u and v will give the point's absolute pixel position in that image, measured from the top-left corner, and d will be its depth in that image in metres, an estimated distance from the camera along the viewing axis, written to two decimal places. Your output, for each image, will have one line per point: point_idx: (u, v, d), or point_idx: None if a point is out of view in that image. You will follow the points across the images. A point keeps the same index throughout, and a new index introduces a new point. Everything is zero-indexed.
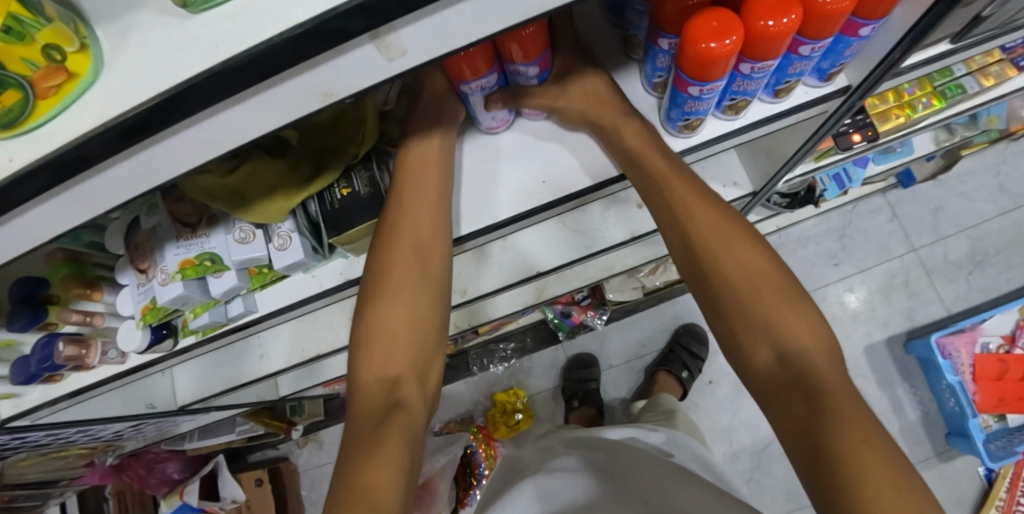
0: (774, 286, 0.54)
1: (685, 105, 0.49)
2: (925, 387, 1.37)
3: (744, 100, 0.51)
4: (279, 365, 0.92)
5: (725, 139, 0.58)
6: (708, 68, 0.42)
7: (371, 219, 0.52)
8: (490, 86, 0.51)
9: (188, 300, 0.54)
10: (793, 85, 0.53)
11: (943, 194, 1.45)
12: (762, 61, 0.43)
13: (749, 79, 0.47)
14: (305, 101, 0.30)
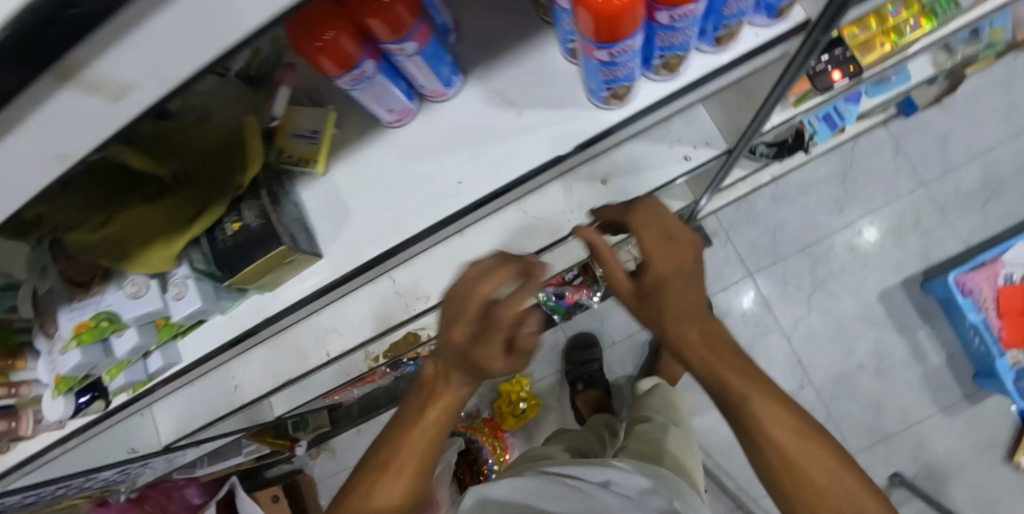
0: (779, 403, 0.53)
1: (601, 75, 0.39)
2: (948, 329, 1.30)
3: (674, 56, 0.43)
4: (254, 394, 0.88)
5: (667, 104, 0.49)
6: (618, 22, 0.33)
7: (263, 254, 0.43)
8: (374, 75, 0.40)
9: (95, 365, 0.50)
10: (734, 30, 0.44)
11: (950, 119, 1.34)
12: (680, 6, 0.35)
13: (672, 31, 0.38)
14: (64, 155, 0.24)
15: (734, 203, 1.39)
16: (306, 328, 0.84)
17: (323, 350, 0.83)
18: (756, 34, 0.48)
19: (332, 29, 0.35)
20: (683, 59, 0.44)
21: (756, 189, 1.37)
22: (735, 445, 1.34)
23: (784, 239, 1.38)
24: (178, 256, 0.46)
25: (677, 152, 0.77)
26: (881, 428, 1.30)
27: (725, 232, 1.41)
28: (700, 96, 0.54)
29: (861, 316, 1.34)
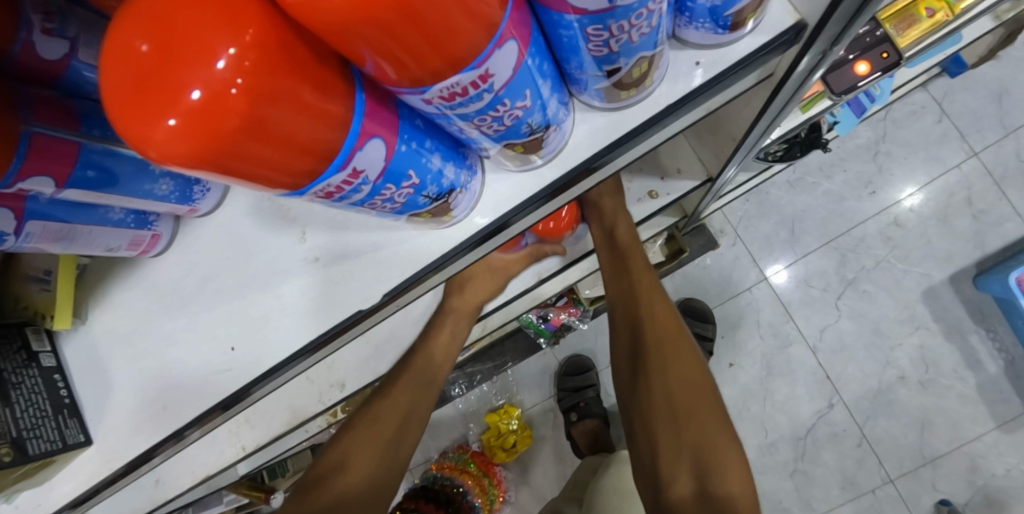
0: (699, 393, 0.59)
1: (360, 205, 0.23)
2: (1007, 330, 1.08)
3: (523, 141, 0.24)
4: (172, 492, 0.76)
5: (565, 194, 0.33)
6: (250, 163, 0.16)
7: None
8: (18, 228, 0.28)
9: None
10: (633, 73, 0.25)
11: (1010, 70, 1.08)
12: (436, 83, 0.16)
13: (466, 119, 0.20)
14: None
15: (743, 194, 1.19)
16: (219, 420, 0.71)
17: (238, 444, 0.70)
18: (696, 62, 0.29)
19: None
20: (545, 138, 0.25)
21: (769, 177, 1.15)
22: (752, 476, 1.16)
23: (803, 232, 1.17)
24: None
25: (637, 184, 0.63)
26: (927, 449, 1.09)
27: (733, 228, 1.21)
28: (625, 161, 0.34)
29: (900, 319, 1.12)
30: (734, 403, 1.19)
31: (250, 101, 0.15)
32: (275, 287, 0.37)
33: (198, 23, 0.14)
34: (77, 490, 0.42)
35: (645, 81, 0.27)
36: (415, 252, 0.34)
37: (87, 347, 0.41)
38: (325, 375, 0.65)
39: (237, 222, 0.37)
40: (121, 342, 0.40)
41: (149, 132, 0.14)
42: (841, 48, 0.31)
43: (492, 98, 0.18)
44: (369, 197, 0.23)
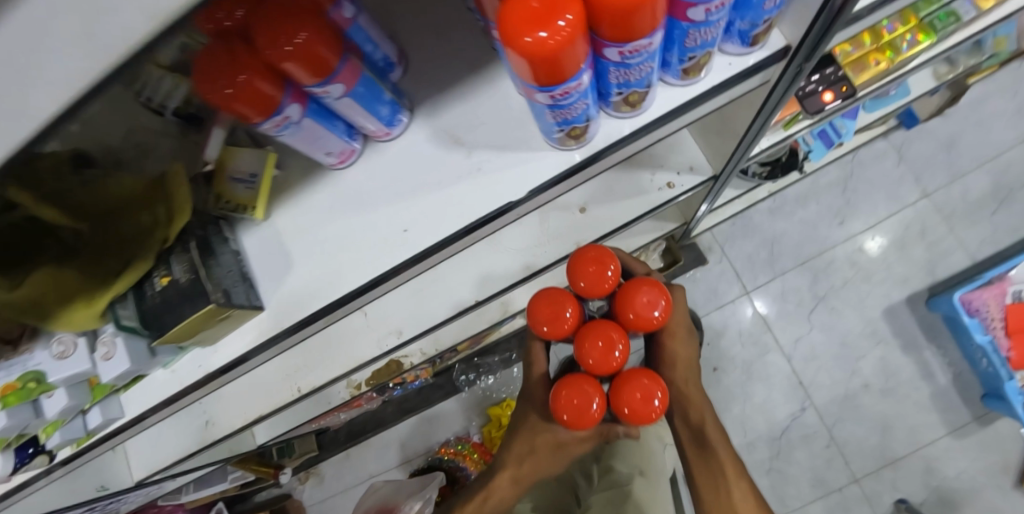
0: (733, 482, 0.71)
1: (547, 116, 0.36)
2: (955, 347, 1.23)
3: (636, 92, 0.38)
4: (223, 431, 0.85)
5: (634, 146, 0.45)
6: (551, 68, 0.29)
7: (193, 311, 0.40)
8: (300, 119, 0.37)
9: (23, 426, 0.46)
10: (704, 61, 0.40)
11: (955, 126, 1.28)
12: (631, 42, 0.31)
13: (625, 67, 0.34)
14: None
15: (730, 218, 1.35)
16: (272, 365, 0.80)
17: (294, 386, 0.78)
18: (728, 63, 0.44)
19: (245, 73, 0.31)
20: (647, 94, 0.40)
21: (752, 205, 1.32)
22: None
23: (781, 253, 1.33)
24: (104, 312, 0.42)
25: (659, 178, 0.72)
26: (887, 451, 1.22)
27: (720, 248, 1.36)
28: (672, 131, 0.49)
29: (864, 334, 1.27)
30: (719, 404, 1.31)
31: (570, 38, 0.27)
32: (443, 188, 0.44)
33: None
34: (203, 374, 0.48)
35: (702, 69, 0.42)
36: (556, 165, 0.43)
37: (268, 235, 0.47)
38: (383, 325, 0.77)
39: (416, 144, 0.45)
40: (296, 235, 0.46)
41: (524, 38, 0.27)
42: (810, 69, 0.47)
43: (648, 53, 0.33)
44: (564, 109, 0.35)
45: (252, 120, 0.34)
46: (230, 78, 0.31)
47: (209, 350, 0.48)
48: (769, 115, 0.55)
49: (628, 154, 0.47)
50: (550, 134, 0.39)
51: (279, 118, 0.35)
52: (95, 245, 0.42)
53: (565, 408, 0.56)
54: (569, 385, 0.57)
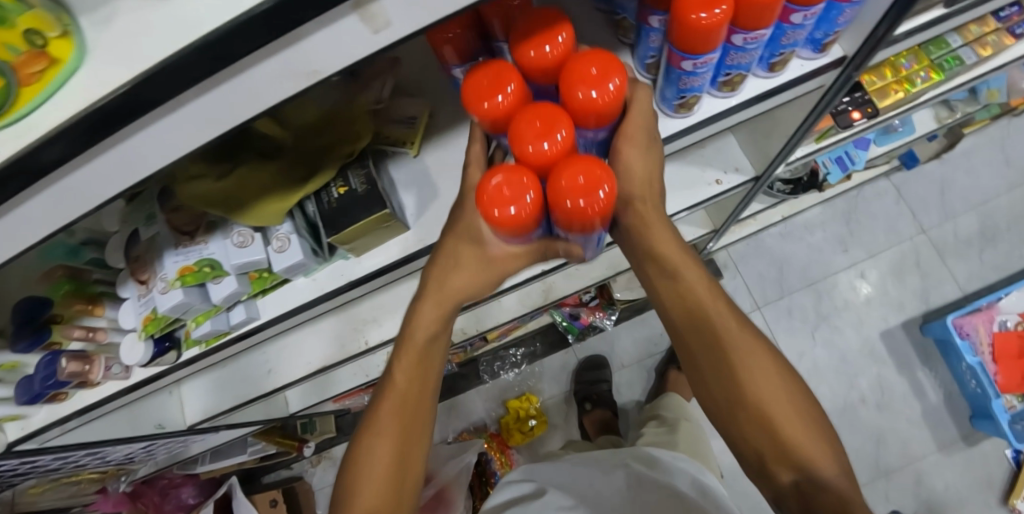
0: (766, 375, 0.50)
1: (679, 83, 0.48)
2: (946, 370, 1.34)
3: (739, 74, 0.50)
4: (287, 378, 0.91)
5: (722, 122, 0.58)
6: (703, 40, 0.42)
7: (369, 214, 0.49)
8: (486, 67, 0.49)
9: (189, 308, 0.54)
10: (789, 57, 0.52)
11: (948, 172, 1.43)
12: (755, 30, 0.43)
13: (742, 51, 0.46)
14: (285, 82, 0.28)
15: (745, 239, 1.46)
16: (342, 319, 0.91)
17: (361, 339, 0.89)
18: (801, 65, 0.56)
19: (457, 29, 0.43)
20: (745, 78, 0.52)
21: (766, 227, 1.44)
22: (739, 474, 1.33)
23: (790, 274, 1.45)
24: (286, 212, 0.52)
25: (709, 175, 0.84)
26: (882, 463, 1.31)
27: (734, 265, 1.47)
28: (751, 116, 0.60)
29: (863, 352, 1.38)
30: None
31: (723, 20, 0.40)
32: None
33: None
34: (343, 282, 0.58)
35: (786, 65, 0.53)
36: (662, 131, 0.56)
37: (415, 169, 0.57)
38: None
39: None
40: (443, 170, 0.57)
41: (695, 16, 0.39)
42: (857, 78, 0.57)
43: (760, 42, 0.45)
44: (692, 79, 0.47)
45: (448, 60, 0.47)
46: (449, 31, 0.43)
47: (352, 261, 0.58)
48: (816, 119, 0.65)
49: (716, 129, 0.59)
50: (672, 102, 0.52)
51: (468, 63, 0.48)
52: (290, 154, 0.51)
53: (494, 202, 0.38)
54: (496, 171, 0.39)
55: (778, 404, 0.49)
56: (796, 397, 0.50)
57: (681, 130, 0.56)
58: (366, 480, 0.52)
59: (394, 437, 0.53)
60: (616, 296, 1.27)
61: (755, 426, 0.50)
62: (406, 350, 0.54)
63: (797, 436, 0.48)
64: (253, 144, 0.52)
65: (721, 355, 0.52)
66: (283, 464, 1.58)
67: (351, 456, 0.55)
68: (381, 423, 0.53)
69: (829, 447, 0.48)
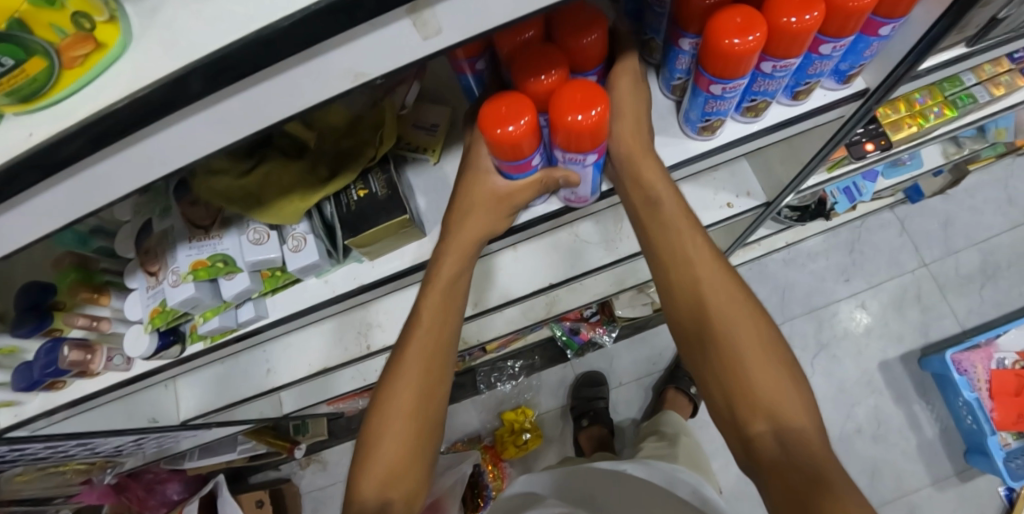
0: (745, 322, 0.49)
1: (706, 106, 0.49)
2: (942, 404, 1.34)
3: (764, 101, 0.51)
4: (287, 378, 0.90)
5: (743, 147, 0.58)
6: (734, 65, 0.42)
7: (388, 218, 0.49)
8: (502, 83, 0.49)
9: (199, 303, 0.53)
10: (812, 87, 0.52)
11: (952, 208, 1.45)
12: (785, 58, 0.44)
13: (770, 78, 0.47)
14: (332, 81, 0.28)
15: (748, 263, 1.47)
16: (346, 323, 0.90)
17: (365, 344, 0.88)
18: (823, 95, 0.56)
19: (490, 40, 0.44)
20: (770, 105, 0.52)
21: (769, 252, 1.44)
22: (731, 499, 1.32)
23: (791, 300, 1.45)
24: (304, 212, 0.51)
25: (720, 198, 0.84)
26: (876, 495, 1.30)
27: None
28: (769, 143, 0.61)
29: (860, 382, 1.38)
30: None
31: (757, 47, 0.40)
32: None
33: (754, 18, 0.40)
34: (354, 286, 0.57)
35: (810, 94, 0.54)
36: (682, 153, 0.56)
37: (435, 176, 0.57)
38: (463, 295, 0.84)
39: None
40: None
41: (727, 43, 0.40)
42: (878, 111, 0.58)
43: (788, 71, 0.46)
44: (719, 103, 0.47)
45: (457, 58, 0.45)
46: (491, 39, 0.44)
47: (366, 265, 0.57)
48: (834, 148, 0.66)
49: (736, 153, 0.59)
50: (696, 123, 0.52)
51: (477, 61, 0.47)
52: (313, 154, 0.52)
53: (492, 122, 0.41)
54: (496, 97, 0.42)
55: (755, 351, 0.48)
56: (773, 347, 0.48)
57: (704, 153, 0.56)
58: (385, 430, 0.52)
59: (417, 385, 0.52)
60: (618, 313, 1.27)
61: (728, 373, 0.48)
62: (428, 305, 0.53)
63: (771, 385, 0.46)
64: (277, 144, 0.53)
65: (702, 300, 0.51)
66: (271, 465, 1.56)
67: (371, 408, 0.54)
68: (402, 373, 0.52)
69: (803, 400, 0.46)
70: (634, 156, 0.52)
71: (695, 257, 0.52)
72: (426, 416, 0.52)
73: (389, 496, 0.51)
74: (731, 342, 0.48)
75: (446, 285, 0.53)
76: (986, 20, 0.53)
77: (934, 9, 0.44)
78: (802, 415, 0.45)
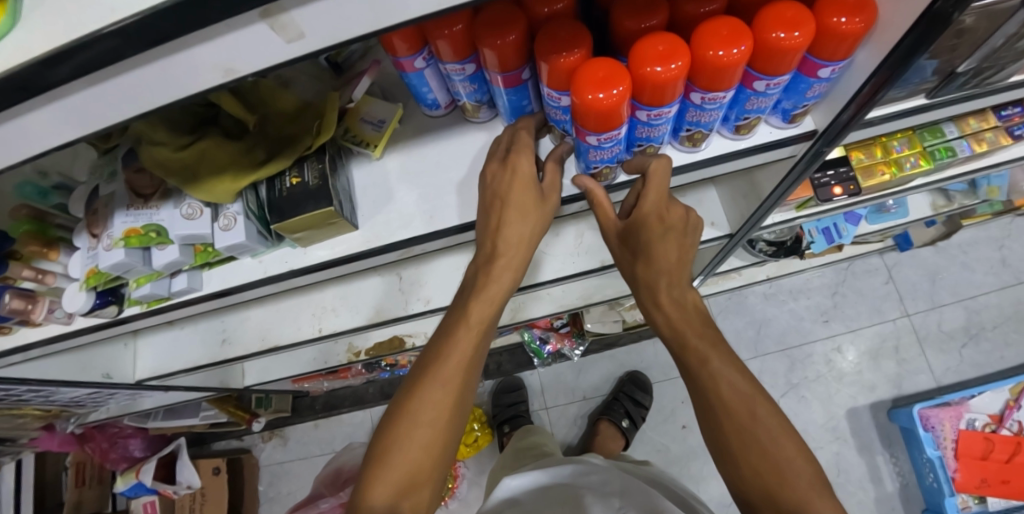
0: (753, 403, 0.49)
1: (637, 130, 0.49)
2: (907, 459, 1.31)
3: (700, 131, 0.51)
4: (240, 352, 0.92)
5: (685, 175, 0.58)
6: (659, 93, 0.42)
7: (315, 208, 0.50)
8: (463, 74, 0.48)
9: (130, 269, 0.54)
10: (754, 122, 0.52)
11: (942, 261, 1.42)
12: (713, 91, 0.43)
13: (701, 110, 0.46)
14: (203, 76, 0.30)
15: (726, 292, 1.46)
16: (302, 303, 0.91)
17: (317, 326, 0.89)
18: (769, 132, 0.56)
19: (447, 29, 0.42)
20: (708, 136, 0.52)
21: (750, 284, 1.43)
22: None
23: (766, 335, 1.43)
24: (238, 192, 0.52)
25: None
26: None
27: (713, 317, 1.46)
28: (718, 173, 0.60)
29: (825, 427, 1.35)
30: (680, 458, 1.35)
31: (679, 75, 0.40)
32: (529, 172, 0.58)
33: (679, 46, 0.40)
34: (286, 270, 0.58)
35: (752, 129, 0.54)
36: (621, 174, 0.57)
37: (377, 172, 0.59)
38: (417, 292, 0.86)
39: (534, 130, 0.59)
40: (403, 175, 0.59)
41: (650, 71, 0.39)
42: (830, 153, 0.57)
43: (721, 103, 0.45)
44: (648, 127, 0.48)
45: (399, 51, 0.45)
46: (450, 26, 0.42)
47: (299, 251, 0.59)
48: (792, 187, 0.64)
49: (679, 181, 0.59)
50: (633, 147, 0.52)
51: (417, 58, 0.47)
52: (251, 138, 0.53)
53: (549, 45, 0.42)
54: (549, 30, 0.43)
55: (772, 436, 0.48)
56: (787, 433, 0.49)
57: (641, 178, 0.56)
58: (412, 437, 0.51)
59: (453, 391, 0.52)
60: (586, 327, 1.26)
61: (744, 453, 0.49)
62: (471, 320, 0.54)
63: (791, 475, 0.47)
64: (221, 124, 0.54)
65: (708, 380, 0.51)
66: (234, 434, 1.59)
67: (390, 422, 0.53)
68: (440, 379, 0.52)
69: (817, 485, 0.46)
70: (654, 233, 0.54)
71: (693, 334, 0.53)
72: (450, 426, 0.52)
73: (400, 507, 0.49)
74: (750, 417, 0.49)
75: (487, 308, 0.55)
76: (947, 72, 0.52)
77: (876, 54, 0.43)
78: (823, 508, 0.45)
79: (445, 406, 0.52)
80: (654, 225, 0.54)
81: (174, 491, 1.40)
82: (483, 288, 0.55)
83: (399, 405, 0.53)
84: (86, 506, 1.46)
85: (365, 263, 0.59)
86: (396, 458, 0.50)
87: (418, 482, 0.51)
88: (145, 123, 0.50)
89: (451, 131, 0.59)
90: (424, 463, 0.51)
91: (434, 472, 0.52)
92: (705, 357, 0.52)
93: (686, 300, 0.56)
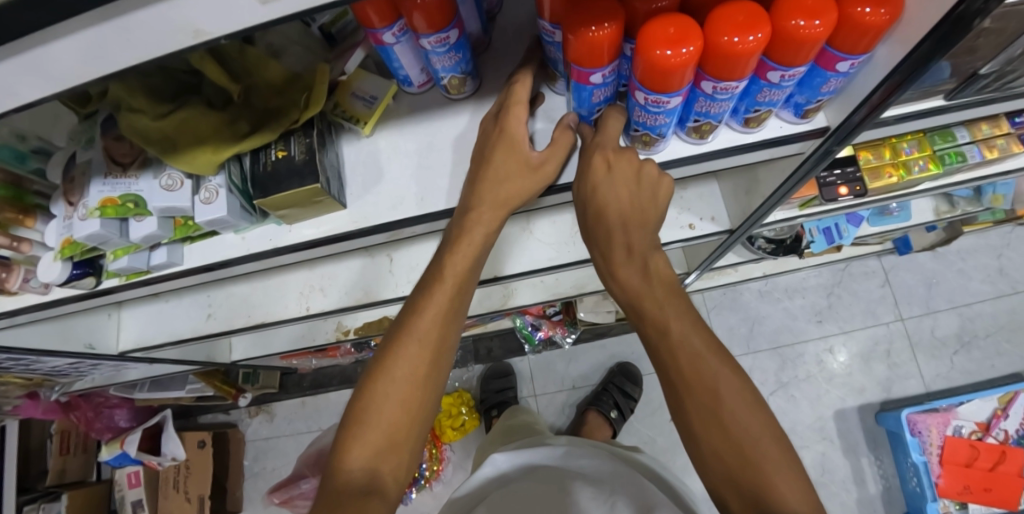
0: (717, 386, 0.47)
1: (640, 117, 0.47)
2: (891, 462, 1.32)
3: (708, 123, 0.48)
4: (226, 327, 0.90)
5: (690, 167, 0.56)
6: (666, 79, 0.39)
7: (299, 185, 0.47)
8: (453, 42, 0.45)
9: (106, 240, 0.52)
10: (764, 116, 0.49)
11: (940, 267, 1.41)
12: (725, 81, 0.41)
13: (711, 100, 0.44)
14: (171, 36, 0.28)
15: (722, 287, 1.45)
16: (289, 280, 0.89)
17: (304, 304, 0.87)
18: (779, 126, 0.53)
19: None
20: (715, 128, 0.50)
21: (746, 281, 1.43)
22: None
23: (759, 333, 1.43)
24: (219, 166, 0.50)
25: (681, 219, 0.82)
26: None
27: (706, 312, 1.45)
28: (723, 167, 0.58)
29: (812, 427, 1.35)
30: (666, 451, 1.35)
31: (688, 62, 0.37)
32: None
33: (690, 31, 0.37)
34: (269, 246, 0.56)
35: (762, 123, 0.51)
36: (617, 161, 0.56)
37: (367, 149, 0.57)
38: (408, 275, 0.84)
39: None
40: (393, 154, 0.56)
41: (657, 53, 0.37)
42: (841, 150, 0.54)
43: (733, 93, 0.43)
44: (654, 114, 0.45)
45: (376, 23, 0.43)
46: None
47: (283, 229, 0.57)
48: (798, 184, 0.62)
49: (685, 173, 0.57)
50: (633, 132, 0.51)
51: (388, 32, 0.44)
52: (235, 108, 0.50)
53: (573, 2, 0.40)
54: None
55: (735, 416, 0.46)
56: (753, 411, 0.47)
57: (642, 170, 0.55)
58: (387, 394, 0.49)
59: (428, 352, 0.50)
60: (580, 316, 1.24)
61: (707, 433, 0.47)
62: (445, 281, 0.51)
63: (755, 457, 0.45)
64: (205, 92, 0.51)
65: (665, 352, 0.49)
66: (222, 408, 1.58)
67: (364, 383, 0.51)
68: (412, 343, 0.50)
69: (783, 467, 0.45)
70: (598, 181, 0.50)
71: (654, 305, 0.51)
72: (427, 386, 0.51)
73: (378, 473, 0.49)
74: (713, 397, 0.47)
75: (465, 263, 0.51)
76: (968, 74, 0.50)
77: (898, 50, 0.40)
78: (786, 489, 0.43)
79: (425, 375, 0.50)
80: (597, 169, 0.50)
81: (159, 463, 1.40)
82: (457, 241, 0.50)
83: (374, 371, 0.50)
84: (70, 475, 1.46)
85: (350, 245, 0.57)
86: (374, 421, 0.49)
87: (397, 441, 0.49)
88: (123, 86, 0.47)
89: (448, 110, 0.56)
90: (408, 426, 0.50)
91: (415, 437, 0.51)
92: (662, 333, 0.50)
93: (651, 268, 0.52)
